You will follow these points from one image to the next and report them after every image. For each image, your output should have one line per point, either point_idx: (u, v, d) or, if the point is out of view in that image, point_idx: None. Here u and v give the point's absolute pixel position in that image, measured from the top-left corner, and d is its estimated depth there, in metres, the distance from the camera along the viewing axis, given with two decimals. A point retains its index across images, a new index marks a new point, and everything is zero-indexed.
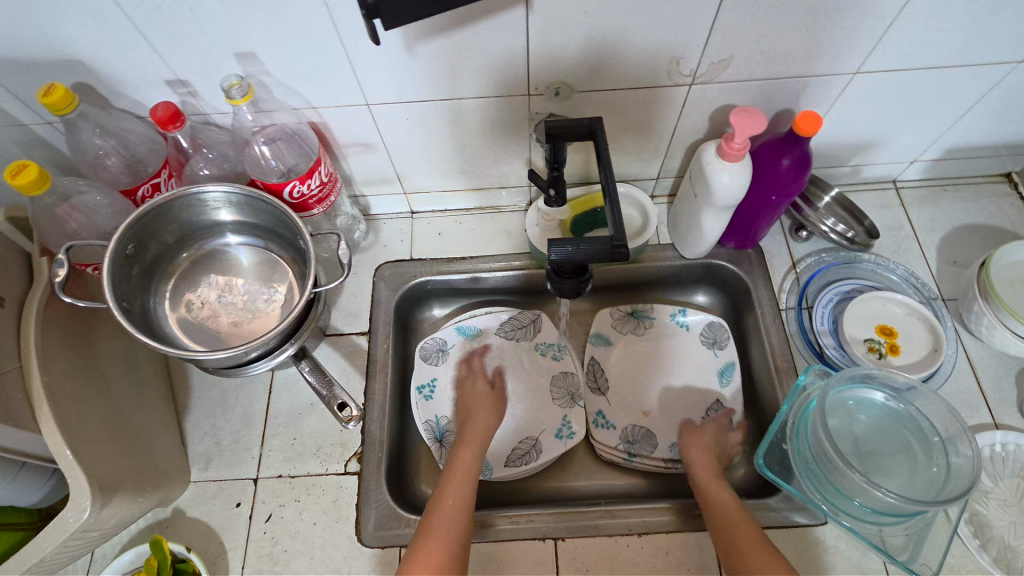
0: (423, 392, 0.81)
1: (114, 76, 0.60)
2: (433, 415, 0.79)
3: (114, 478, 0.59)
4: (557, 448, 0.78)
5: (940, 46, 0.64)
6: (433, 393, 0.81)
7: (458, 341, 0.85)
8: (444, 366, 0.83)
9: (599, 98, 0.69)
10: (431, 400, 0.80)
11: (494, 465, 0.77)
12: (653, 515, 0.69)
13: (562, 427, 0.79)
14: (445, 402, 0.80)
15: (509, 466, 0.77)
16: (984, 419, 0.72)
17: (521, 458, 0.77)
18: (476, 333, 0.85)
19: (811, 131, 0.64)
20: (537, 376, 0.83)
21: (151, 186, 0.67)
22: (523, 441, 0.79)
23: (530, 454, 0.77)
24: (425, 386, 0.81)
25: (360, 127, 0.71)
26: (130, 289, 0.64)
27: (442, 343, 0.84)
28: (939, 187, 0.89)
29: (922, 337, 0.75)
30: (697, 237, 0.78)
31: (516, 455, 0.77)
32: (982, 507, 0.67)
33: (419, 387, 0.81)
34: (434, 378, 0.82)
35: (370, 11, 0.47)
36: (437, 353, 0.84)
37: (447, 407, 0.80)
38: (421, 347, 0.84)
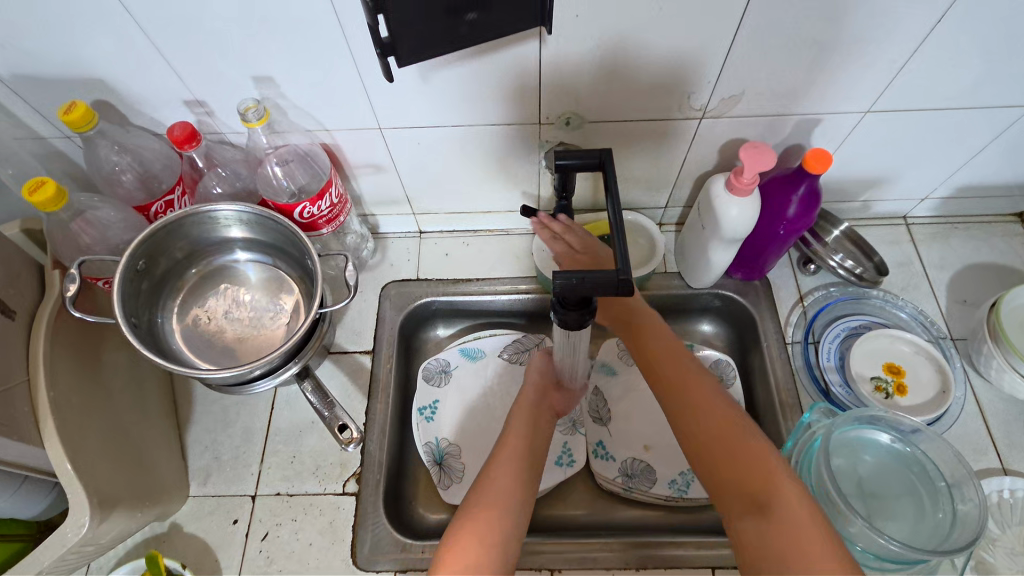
0: (424, 414, 0.80)
1: (134, 96, 0.62)
2: (433, 436, 0.79)
3: (114, 493, 0.59)
4: (556, 476, 0.78)
5: (952, 88, 0.64)
6: (434, 414, 0.81)
7: (461, 363, 0.85)
8: (447, 388, 0.83)
9: (610, 129, 0.70)
10: (432, 422, 0.80)
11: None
12: (645, 549, 0.68)
13: (562, 454, 0.79)
14: (446, 425, 0.80)
15: None
16: (992, 464, 0.71)
17: None
18: (479, 356, 0.85)
19: (820, 170, 0.64)
20: None
21: (165, 203, 0.67)
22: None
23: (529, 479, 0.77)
24: (426, 407, 0.81)
25: (373, 149, 0.71)
26: (139, 304, 0.65)
27: (444, 366, 0.84)
28: (950, 224, 0.88)
29: (930, 377, 0.74)
30: (703, 268, 0.78)
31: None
32: (989, 555, 0.65)
33: (420, 409, 0.81)
34: (436, 400, 0.82)
35: (385, 49, 0.49)
36: (440, 374, 0.84)
37: (447, 430, 0.80)
38: (423, 368, 0.84)
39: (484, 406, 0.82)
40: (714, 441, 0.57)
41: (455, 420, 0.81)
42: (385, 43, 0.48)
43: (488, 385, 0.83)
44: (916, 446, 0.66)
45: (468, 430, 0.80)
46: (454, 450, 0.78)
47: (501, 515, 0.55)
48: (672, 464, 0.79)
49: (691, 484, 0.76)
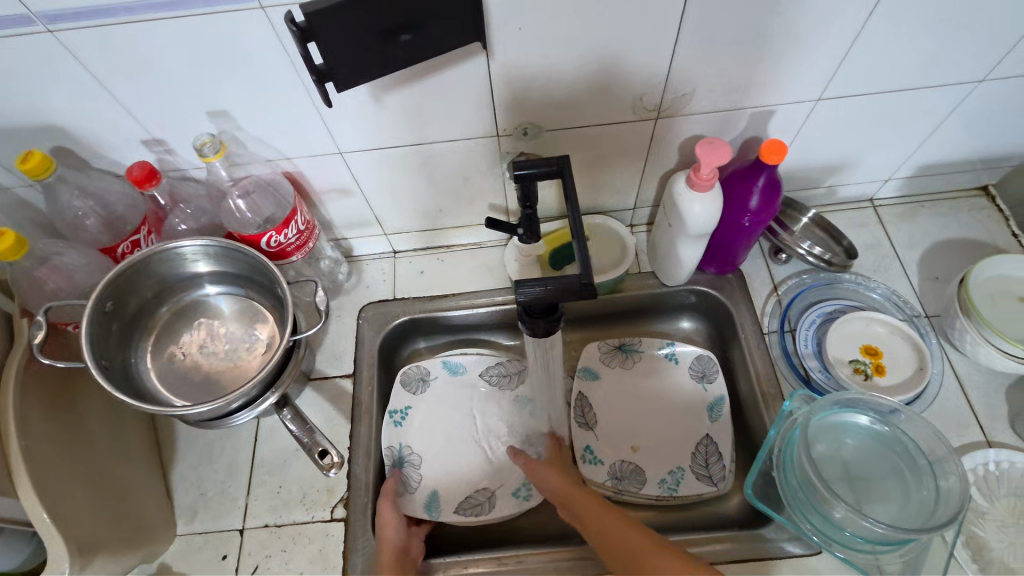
0: (394, 417, 0.81)
1: (92, 139, 0.62)
2: (396, 440, 0.80)
3: (95, 538, 0.59)
4: (510, 508, 0.76)
5: (898, 70, 0.65)
6: (403, 418, 0.81)
7: (442, 375, 0.85)
8: (425, 395, 0.84)
9: (567, 136, 0.71)
10: (400, 426, 0.81)
11: (442, 508, 0.76)
12: None
13: (521, 487, 0.78)
14: (412, 432, 0.80)
15: (458, 513, 0.76)
16: (976, 437, 0.71)
17: (472, 508, 0.76)
18: (461, 371, 0.86)
19: (776, 160, 0.65)
20: (522, 411, 0.83)
21: (131, 243, 0.67)
22: (488, 485, 0.78)
23: (484, 500, 0.77)
24: (397, 411, 0.82)
25: (336, 174, 0.72)
26: (110, 346, 0.65)
27: (425, 373, 0.85)
28: (917, 203, 0.89)
29: (908, 357, 0.75)
30: (675, 265, 0.78)
31: (467, 505, 0.76)
32: (979, 529, 0.65)
33: (391, 411, 0.81)
34: (408, 407, 0.82)
35: (321, 76, 0.50)
36: (419, 381, 0.85)
37: (416, 437, 0.80)
38: (402, 374, 0.84)
39: (463, 419, 0.82)
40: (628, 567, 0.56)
41: (426, 425, 0.81)
42: (321, 70, 0.49)
43: (468, 397, 0.84)
44: (897, 426, 0.66)
45: (446, 445, 0.80)
46: (416, 459, 0.79)
47: None
48: (661, 464, 0.79)
49: (681, 481, 0.77)
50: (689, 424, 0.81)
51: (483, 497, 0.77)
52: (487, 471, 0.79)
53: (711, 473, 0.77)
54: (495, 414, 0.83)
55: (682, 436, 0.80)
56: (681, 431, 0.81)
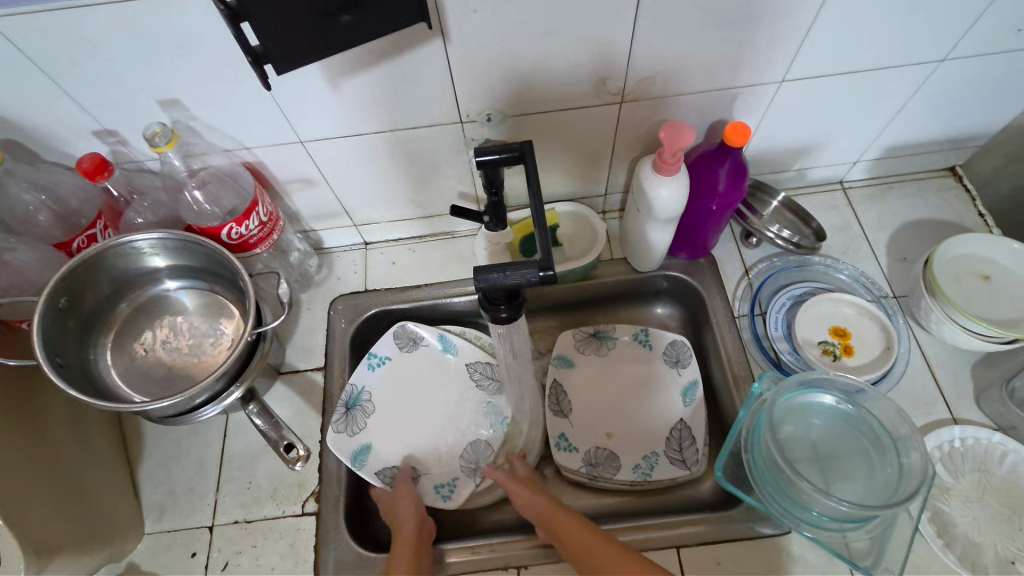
0: (370, 360, 0.82)
1: (41, 131, 0.60)
2: (362, 382, 0.80)
3: (55, 538, 0.58)
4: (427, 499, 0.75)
5: (861, 51, 0.65)
6: (378, 365, 0.82)
7: (433, 346, 0.84)
8: (409, 354, 0.84)
9: (532, 121, 0.70)
10: (372, 372, 0.81)
11: (366, 463, 0.75)
12: None
13: (445, 486, 0.76)
14: (378, 386, 0.81)
15: (375, 478, 0.75)
16: (941, 415, 0.72)
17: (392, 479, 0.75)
18: (451, 352, 0.84)
19: (741, 142, 0.65)
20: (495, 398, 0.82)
21: (87, 237, 0.65)
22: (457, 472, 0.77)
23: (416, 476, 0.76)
24: (375, 356, 0.82)
25: (298, 164, 0.71)
26: (66, 343, 0.63)
27: (417, 336, 0.84)
28: (886, 185, 0.89)
29: (875, 337, 0.75)
30: (646, 250, 0.78)
31: (392, 473, 0.75)
32: (945, 505, 0.66)
33: (370, 354, 0.82)
34: (388, 356, 0.83)
35: (258, 58, 0.48)
36: (410, 341, 0.84)
37: (382, 389, 0.81)
38: (397, 327, 0.84)
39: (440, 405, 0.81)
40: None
41: (397, 381, 0.82)
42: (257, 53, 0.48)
43: (449, 381, 0.83)
44: (862, 405, 0.66)
45: (411, 424, 0.80)
46: (368, 408, 0.79)
47: None
48: (636, 449, 0.79)
49: (655, 466, 0.77)
50: (664, 409, 0.81)
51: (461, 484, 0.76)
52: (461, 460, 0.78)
53: (685, 456, 0.77)
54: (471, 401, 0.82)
55: (656, 421, 0.80)
56: (655, 416, 0.81)
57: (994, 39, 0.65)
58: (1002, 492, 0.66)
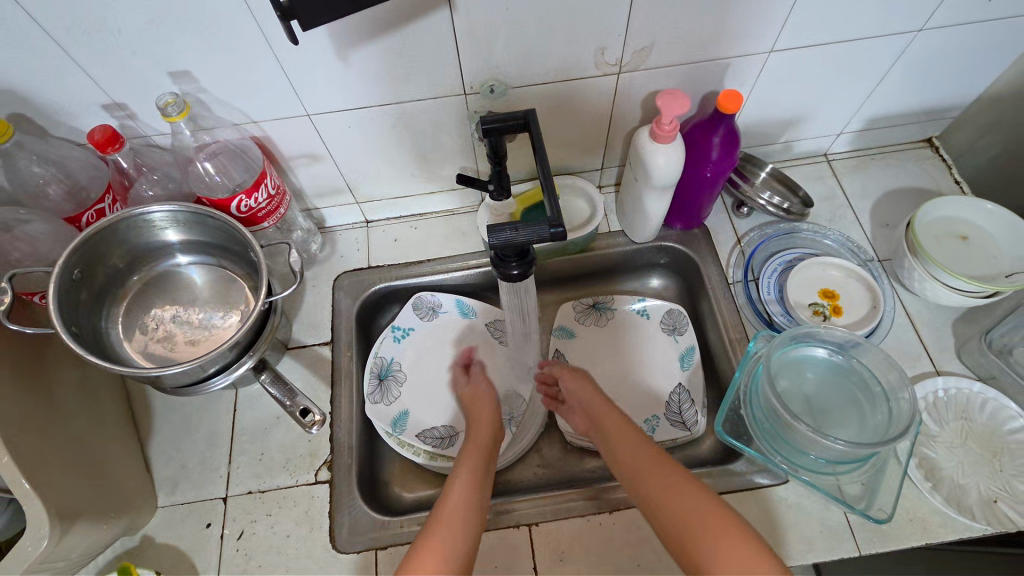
0: (396, 332, 0.85)
1: (49, 104, 0.61)
2: (391, 354, 0.83)
3: (75, 504, 0.58)
4: None
5: (846, 21, 0.68)
6: (403, 337, 0.85)
7: (453, 312, 0.87)
8: (429, 323, 0.86)
9: (533, 93, 0.72)
10: (399, 343, 0.84)
11: (407, 427, 0.78)
12: (596, 496, 0.71)
13: None
14: (407, 353, 0.84)
15: (417, 437, 0.77)
16: (925, 368, 0.76)
17: (434, 439, 0.78)
18: (471, 315, 0.87)
19: (733, 109, 0.68)
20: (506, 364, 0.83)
21: (95, 212, 0.67)
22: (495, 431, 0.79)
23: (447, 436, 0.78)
24: (401, 328, 0.85)
25: (305, 138, 0.72)
26: (79, 315, 0.64)
27: (436, 304, 0.87)
28: (868, 156, 0.94)
29: (862, 297, 0.79)
30: (643, 220, 0.81)
31: (431, 435, 0.78)
32: (931, 451, 0.70)
33: (394, 327, 0.85)
34: (412, 327, 0.86)
35: (286, 14, 0.47)
36: (430, 310, 0.87)
37: (408, 357, 0.84)
38: (416, 298, 0.87)
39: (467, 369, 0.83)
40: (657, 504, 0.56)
41: (423, 350, 0.84)
42: (284, 7, 0.47)
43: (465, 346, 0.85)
44: (853, 356, 0.70)
45: (440, 390, 0.82)
46: (400, 376, 0.82)
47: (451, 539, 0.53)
48: (639, 412, 0.81)
49: (656, 428, 0.80)
50: (663, 374, 0.84)
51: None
52: None
53: (685, 418, 0.80)
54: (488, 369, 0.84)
55: (655, 386, 0.83)
56: (655, 381, 0.83)
57: (967, 10, 0.69)
58: (984, 436, 0.70)
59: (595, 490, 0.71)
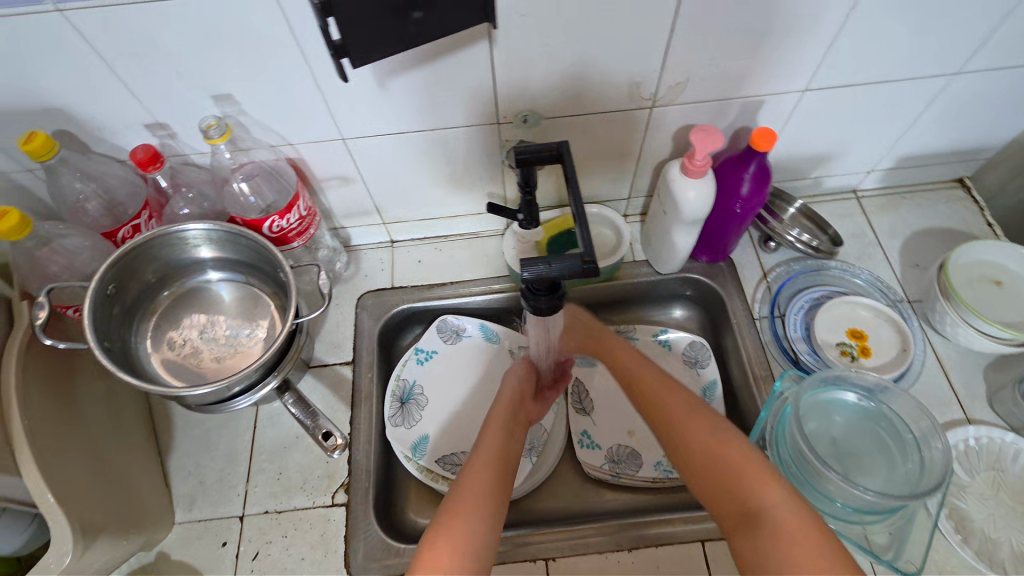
0: (419, 355, 0.85)
1: (95, 123, 0.62)
2: (415, 377, 0.83)
3: (97, 520, 0.59)
4: None
5: (881, 64, 0.68)
6: (427, 360, 0.85)
7: (476, 336, 0.87)
8: (452, 347, 0.86)
9: (566, 123, 0.73)
10: (422, 365, 0.84)
11: (428, 451, 0.78)
12: (625, 530, 0.69)
13: None
14: (430, 376, 0.83)
15: (438, 464, 0.77)
16: (956, 415, 0.74)
17: (455, 465, 0.77)
18: (494, 339, 0.87)
19: (767, 147, 0.68)
20: None
21: (132, 227, 0.68)
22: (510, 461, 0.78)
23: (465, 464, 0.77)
24: (424, 351, 0.85)
25: (338, 161, 0.73)
26: (110, 329, 0.65)
27: (460, 328, 0.87)
28: (897, 194, 0.93)
29: (891, 337, 0.78)
30: (670, 253, 0.81)
31: (450, 462, 0.77)
32: (961, 502, 0.68)
33: (418, 349, 0.85)
34: (435, 350, 0.85)
35: (338, 51, 0.51)
36: (453, 333, 0.87)
37: (430, 381, 0.83)
38: (440, 320, 0.87)
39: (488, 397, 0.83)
40: (693, 456, 0.59)
41: (444, 374, 0.84)
42: (337, 46, 0.50)
43: (488, 371, 0.84)
44: (884, 401, 0.68)
45: (460, 417, 0.81)
46: (422, 401, 0.81)
47: (471, 526, 0.53)
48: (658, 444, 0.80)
49: None
50: None
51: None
52: None
53: None
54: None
55: None
56: None
57: (1005, 55, 0.69)
58: (1017, 489, 0.68)
59: (618, 524, 0.70)
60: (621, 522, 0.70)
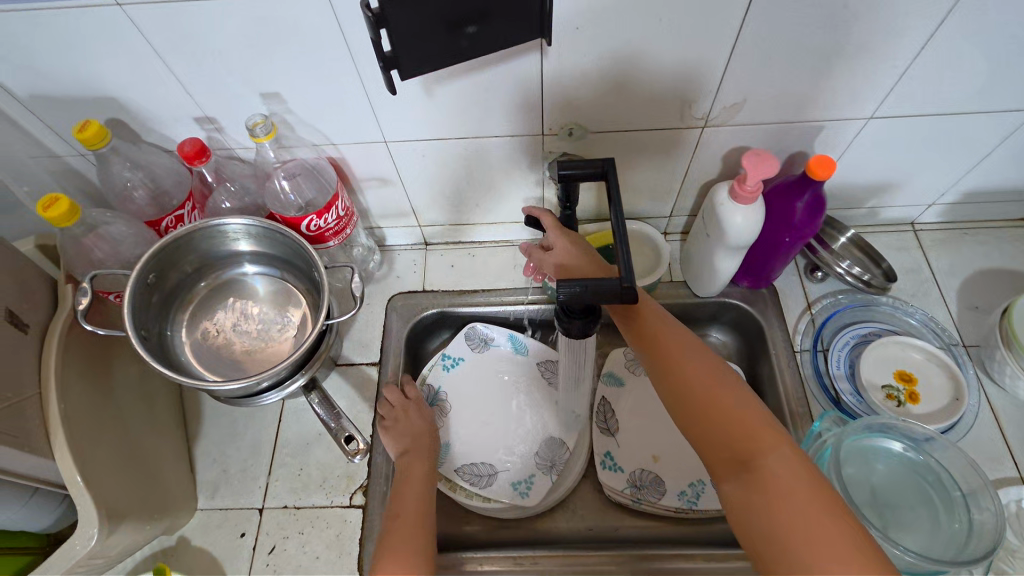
0: (445, 361, 0.84)
1: (147, 114, 0.63)
2: (440, 383, 0.83)
3: (124, 505, 0.60)
4: (506, 497, 0.75)
5: (955, 95, 0.64)
6: (453, 366, 0.84)
7: (504, 346, 0.85)
8: (479, 356, 0.85)
9: (612, 138, 0.70)
10: (448, 372, 0.83)
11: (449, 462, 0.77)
12: (635, 563, 0.67)
13: (521, 481, 0.76)
14: (455, 383, 0.83)
15: (456, 474, 0.76)
16: (1009, 473, 0.69)
17: (472, 477, 0.76)
18: (522, 351, 0.85)
19: (824, 176, 0.64)
20: (551, 410, 0.81)
21: (175, 218, 0.68)
22: (531, 476, 0.77)
23: (484, 477, 0.76)
24: (451, 357, 0.84)
25: (378, 163, 0.73)
26: (148, 317, 0.66)
27: (488, 337, 0.86)
28: (959, 230, 0.87)
29: (943, 384, 0.73)
30: (710, 277, 0.78)
31: (469, 472, 0.77)
32: (1009, 568, 0.63)
33: (444, 355, 0.84)
34: (461, 358, 0.85)
35: (388, 62, 0.50)
36: (481, 341, 0.86)
37: (454, 389, 0.82)
38: (469, 328, 0.86)
39: (511, 409, 0.82)
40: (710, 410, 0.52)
41: (468, 382, 0.83)
42: (388, 57, 0.49)
43: (513, 382, 0.83)
44: (931, 454, 0.64)
45: (482, 428, 0.80)
46: (446, 408, 0.81)
47: None
48: (682, 473, 0.77)
49: (701, 495, 0.75)
50: None
51: (512, 479, 0.76)
52: (519, 465, 0.77)
53: None
54: (534, 412, 0.81)
55: None
56: None
57: None
58: None
59: (630, 554, 0.68)
60: (633, 552, 0.68)
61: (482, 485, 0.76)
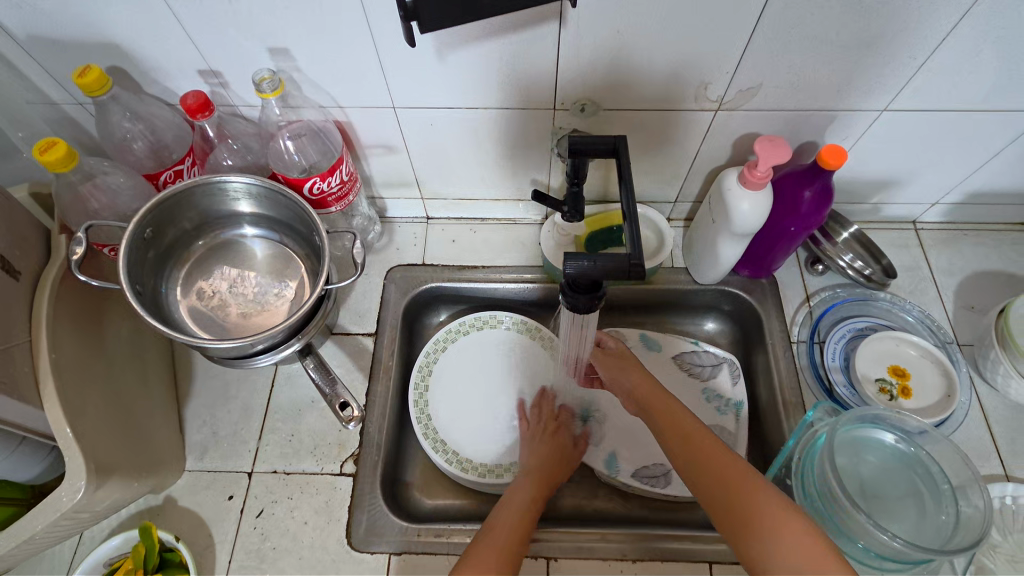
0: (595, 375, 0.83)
1: (149, 63, 0.61)
2: (433, 359, 0.82)
3: (113, 460, 0.59)
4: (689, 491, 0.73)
5: (970, 91, 0.64)
6: None
7: (639, 347, 0.85)
8: None
9: (623, 117, 0.69)
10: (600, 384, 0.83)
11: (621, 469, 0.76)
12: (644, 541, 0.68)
13: None
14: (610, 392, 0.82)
15: (635, 479, 0.75)
16: (994, 470, 0.70)
17: (649, 479, 0.75)
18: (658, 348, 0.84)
19: (834, 165, 0.64)
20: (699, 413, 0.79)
21: (174, 172, 0.68)
22: (654, 464, 0.76)
23: (663, 476, 0.75)
24: None
25: (385, 129, 0.71)
26: (143, 272, 0.65)
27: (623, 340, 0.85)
28: (959, 231, 0.88)
29: (936, 381, 0.74)
30: (712, 263, 0.78)
31: (645, 473, 0.75)
32: (990, 561, 0.64)
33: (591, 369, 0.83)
34: None
35: (408, 14, 0.49)
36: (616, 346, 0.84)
37: (449, 362, 0.82)
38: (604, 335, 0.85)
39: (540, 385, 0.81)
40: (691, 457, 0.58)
41: (464, 357, 0.83)
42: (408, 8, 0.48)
43: (511, 363, 0.83)
44: (921, 446, 0.65)
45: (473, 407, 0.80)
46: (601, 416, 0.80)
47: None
48: None
49: None
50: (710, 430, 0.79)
51: (617, 460, 0.77)
52: None
53: None
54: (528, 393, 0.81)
55: None
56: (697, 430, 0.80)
57: None
58: None
59: (639, 535, 0.68)
60: (643, 533, 0.68)
61: (607, 467, 0.76)
